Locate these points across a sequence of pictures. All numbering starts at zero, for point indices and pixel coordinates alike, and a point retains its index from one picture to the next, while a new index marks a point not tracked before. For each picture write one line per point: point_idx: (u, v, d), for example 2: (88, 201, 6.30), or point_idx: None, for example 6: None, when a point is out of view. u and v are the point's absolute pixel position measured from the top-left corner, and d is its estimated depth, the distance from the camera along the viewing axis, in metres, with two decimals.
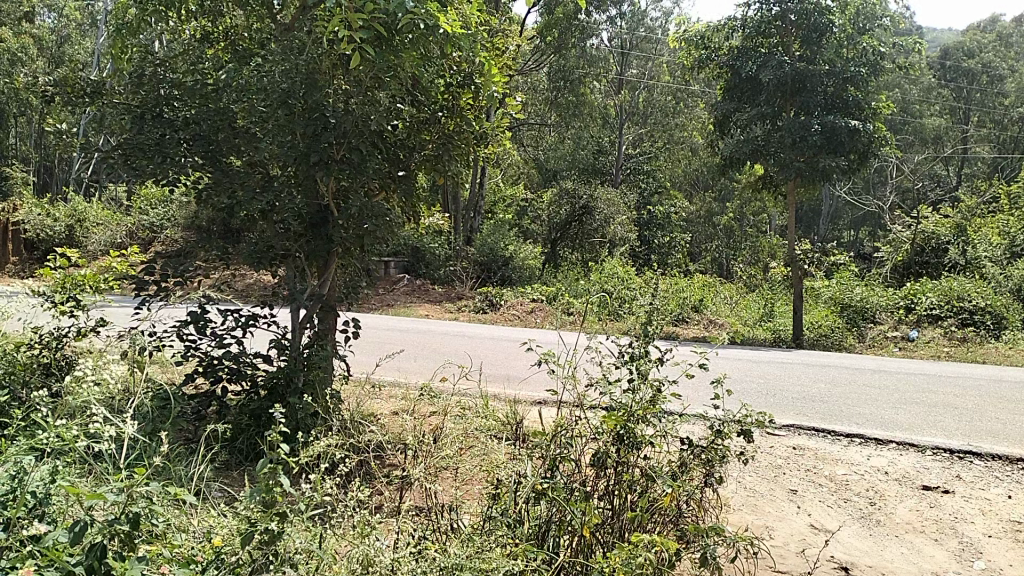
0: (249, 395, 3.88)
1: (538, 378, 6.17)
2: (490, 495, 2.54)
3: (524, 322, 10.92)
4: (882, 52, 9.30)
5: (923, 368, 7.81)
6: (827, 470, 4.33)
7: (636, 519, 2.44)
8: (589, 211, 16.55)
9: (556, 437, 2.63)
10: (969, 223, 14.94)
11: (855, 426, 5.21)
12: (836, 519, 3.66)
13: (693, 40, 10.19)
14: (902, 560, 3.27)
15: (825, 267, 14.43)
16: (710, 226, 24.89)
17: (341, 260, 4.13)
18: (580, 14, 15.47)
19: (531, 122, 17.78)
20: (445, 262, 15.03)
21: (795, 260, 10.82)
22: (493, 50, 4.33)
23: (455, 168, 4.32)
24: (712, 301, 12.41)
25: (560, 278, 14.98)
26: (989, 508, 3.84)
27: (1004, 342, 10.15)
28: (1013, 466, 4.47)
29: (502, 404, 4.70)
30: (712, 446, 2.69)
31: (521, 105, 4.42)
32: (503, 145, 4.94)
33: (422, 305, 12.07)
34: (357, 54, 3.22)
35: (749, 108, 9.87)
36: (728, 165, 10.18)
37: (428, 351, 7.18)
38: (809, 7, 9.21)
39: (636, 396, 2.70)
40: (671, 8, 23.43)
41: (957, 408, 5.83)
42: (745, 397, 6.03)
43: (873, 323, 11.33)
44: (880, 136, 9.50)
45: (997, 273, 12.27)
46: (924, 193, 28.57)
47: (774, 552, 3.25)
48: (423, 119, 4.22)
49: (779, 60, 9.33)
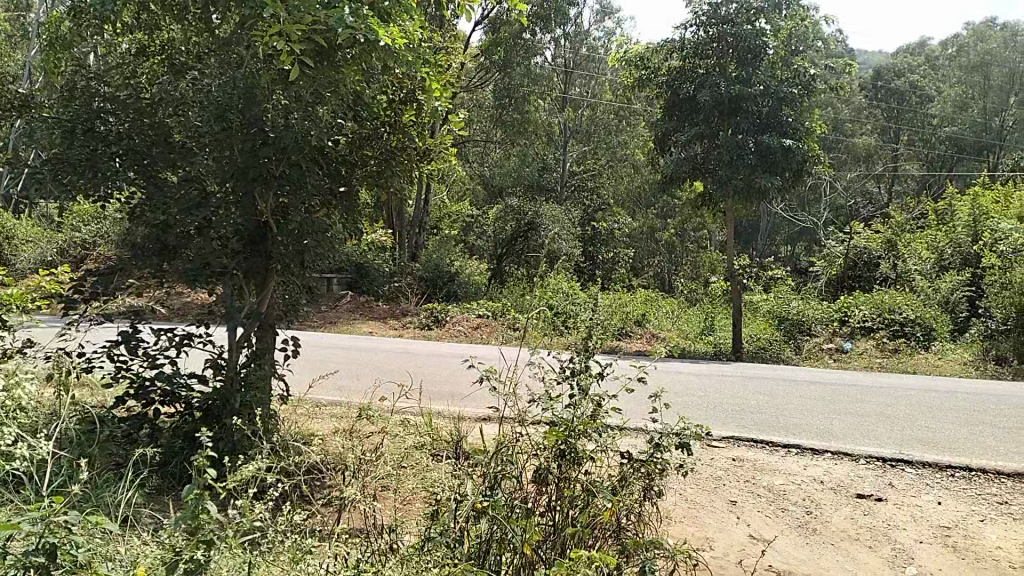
0: (184, 417, 3.79)
1: (480, 395, 6.13)
2: (428, 514, 2.47)
3: (470, 338, 10.91)
4: (814, 73, 9.64)
5: (856, 379, 8.03)
6: (765, 481, 4.41)
7: (577, 533, 2.42)
8: (535, 227, 16.63)
9: (496, 455, 2.61)
10: (901, 237, 15.54)
11: (789, 437, 5.33)
12: (774, 529, 3.73)
13: (632, 60, 10.38)
14: (836, 568, 3.34)
15: (763, 280, 14.80)
16: (652, 242, 25.31)
17: (280, 277, 4.06)
18: (525, 32, 15.68)
19: (476, 139, 17.91)
20: (389, 278, 14.95)
21: (735, 275, 11.07)
22: (436, 66, 4.32)
23: (398, 183, 4.30)
24: (654, 315, 12.61)
25: (505, 293, 15.04)
26: (919, 514, 3.96)
27: (933, 352, 10.57)
28: (942, 473, 4.62)
29: (446, 420, 4.67)
30: (650, 460, 2.75)
31: (464, 122, 4.42)
32: (446, 161, 4.91)
33: (366, 323, 11.96)
34: (295, 68, 3.16)
35: (687, 127, 10.06)
36: (669, 182, 10.37)
37: (368, 370, 7.08)
38: (744, 30, 9.49)
39: (577, 412, 2.71)
40: (613, 27, 23.94)
41: (889, 418, 6.00)
42: (685, 411, 6.10)
43: (808, 335, 11.68)
44: (813, 155, 9.88)
45: (926, 286, 12.77)
46: (856, 210, 29.62)
47: (713, 562, 3.30)
48: (365, 135, 4.19)
49: (715, 81, 9.60)
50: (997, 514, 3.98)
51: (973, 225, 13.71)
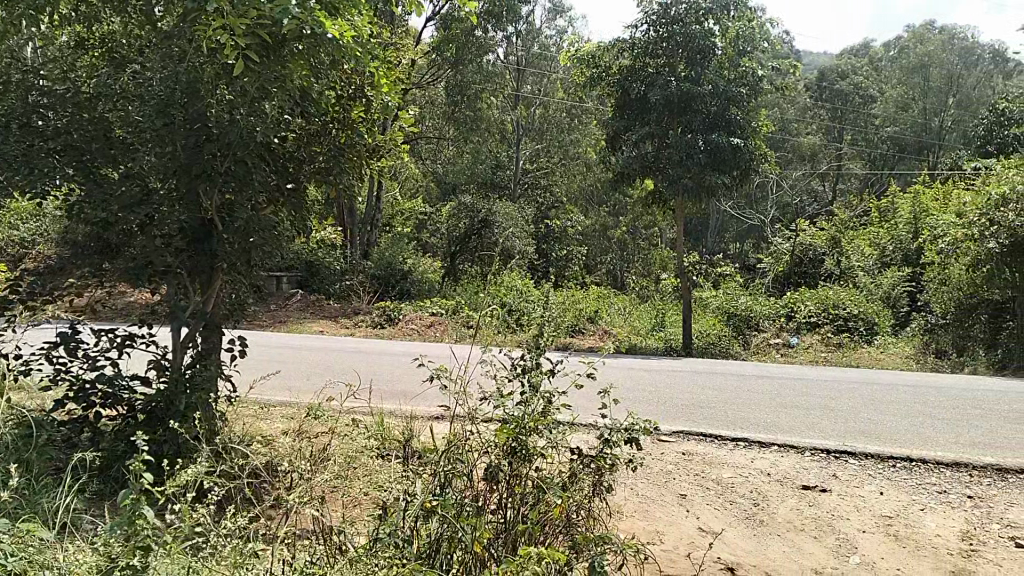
0: (126, 420, 3.70)
1: (430, 394, 6.10)
2: (378, 515, 2.44)
3: (423, 337, 10.85)
4: (761, 74, 9.83)
5: (803, 373, 8.21)
6: (714, 474, 4.49)
7: (529, 528, 2.41)
8: (488, 225, 16.61)
9: (447, 453, 2.59)
10: (844, 234, 15.97)
11: (737, 430, 5.42)
12: (722, 521, 3.79)
13: (584, 59, 10.43)
14: (783, 558, 3.41)
15: (712, 277, 15.04)
16: (605, 240, 25.47)
17: (226, 276, 3.97)
18: (478, 30, 15.65)
19: (428, 136, 17.82)
20: (340, 277, 14.78)
21: (685, 272, 11.21)
22: (386, 62, 4.28)
23: (347, 180, 4.24)
24: (607, 312, 12.71)
25: (458, 290, 15.01)
26: (862, 504, 4.07)
27: (875, 347, 10.88)
28: (884, 463, 4.75)
29: (398, 420, 4.63)
30: (600, 456, 2.78)
31: (414, 118, 4.39)
32: (397, 158, 4.87)
33: (317, 322, 11.80)
34: (240, 62, 3.10)
35: (638, 126, 10.16)
36: (621, 180, 10.47)
37: (317, 370, 6.99)
38: (694, 31, 9.61)
39: (527, 409, 2.72)
40: (565, 26, 24.06)
41: (833, 411, 6.15)
42: (634, 406, 6.17)
43: (756, 331, 11.92)
44: (760, 154, 10.07)
45: (869, 282, 13.13)
46: (802, 208, 30.31)
47: (663, 556, 3.33)
48: (314, 131, 4.12)
49: (665, 80, 9.70)
50: (935, 503, 4.12)
51: (913, 223, 14.13)
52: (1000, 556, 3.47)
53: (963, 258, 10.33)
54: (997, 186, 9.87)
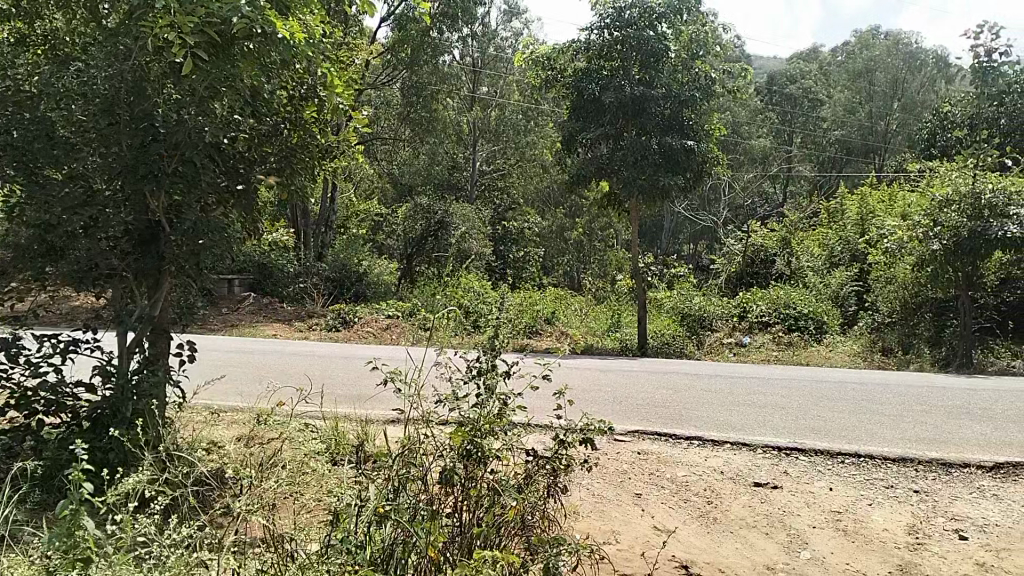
0: (70, 427, 3.60)
1: (383, 397, 6.06)
2: (329, 521, 2.40)
3: (380, 339, 10.77)
4: (713, 77, 9.99)
5: (754, 372, 8.35)
6: (668, 472, 4.54)
7: (484, 531, 2.41)
8: (444, 226, 16.58)
9: (401, 457, 2.56)
10: (794, 235, 16.32)
11: (690, 429, 5.49)
12: (677, 519, 3.83)
13: (539, 60, 10.46)
14: (736, 555, 3.46)
15: (666, 278, 15.22)
16: (562, 242, 25.57)
17: (174, 279, 3.88)
18: (433, 30, 15.59)
19: (383, 137, 17.70)
20: (294, 279, 14.58)
21: (640, 273, 11.31)
22: (338, 62, 4.22)
23: (299, 182, 4.18)
24: (564, 313, 12.77)
25: (414, 292, 14.93)
26: (813, 500, 4.14)
27: (825, 345, 11.13)
28: (833, 459, 4.86)
29: (352, 424, 4.58)
30: (556, 456, 2.79)
31: (368, 119, 4.35)
32: (350, 159, 4.81)
33: (270, 325, 11.64)
34: (187, 60, 3.02)
35: (593, 128, 10.23)
36: (576, 182, 10.55)
37: (268, 374, 6.88)
38: (647, 34, 9.67)
39: (483, 411, 2.71)
40: (520, 27, 24.12)
41: (784, 408, 6.28)
42: (588, 407, 6.20)
43: (710, 330, 12.10)
44: (712, 156, 10.23)
45: (818, 282, 13.43)
46: (754, 209, 30.83)
47: (618, 555, 3.36)
48: (264, 132, 4.04)
49: (619, 83, 9.77)
50: (883, 497, 4.22)
51: (861, 224, 14.49)
52: (944, 548, 3.57)
53: (908, 258, 10.62)
54: (940, 188, 10.16)
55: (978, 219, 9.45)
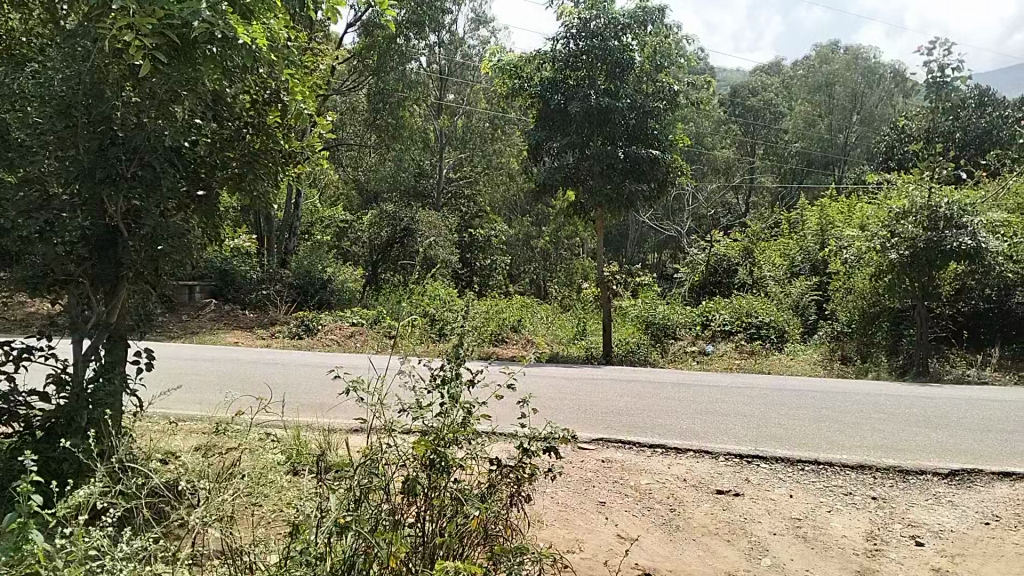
0: (22, 437, 3.51)
1: (346, 406, 5.99)
2: (288, 533, 2.36)
3: (344, 347, 10.67)
4: (677, 88, 10.10)
5: (717, 380, 8.44)
6: (632, 480, 4.56)
7: (447, 541, 2.38)
8: (410, 233, 16.52)
9: (362, 467, 2.52)
10: (756, 245, 16.57)
11: (654, 437, 5.52)
12: (640, 527, 3.85)
13: (506, 68, 10.48)
14: (698, 562, 3.49)
15: (631, 287, 15.35)
16: (529, 250, 25.62)
17: (132, 285, 3.79)
18: (400, 37, 15.55)
19: (349, 142, 17.59)
20: (257, 285, 14.40)
21: (606, 281, 11.37)
22: (302, 67, 4.18)
23: (262, 188, 4.12)
24: (530, 321, 12.80)
25: (379, 299, 14.84)
26: (773, 507, 4.19)
27: (786, 353, 11.32)
28: (794, 467, 4.91)
29: (314, 434, 4.53)
30: (519, 466, 2.80)
31: (332, 125, 4.31)
32: (313, 165, 4.76)
33: (232, 332, 11.47)
34: (145, 62, 2.96)
35: (559, 137, 10.28)
36: (543, 191, 10.59)
37: (228, 383, 6.78)
38: (611, 45, 9.76)
39: (447, 419, 2.69)
40: (487, 36, 24.18)
41: (746, 416, 6.35)
42: (553, 415, 6.21)
43: (674, 338, 12.22)
44: (677, 166, 10.34)
45: (779, 291, 13.65)
46: (717, 219, 31.23)
47: (581, 563, 3.37)
48: (227, 136, 3.96)
49: (585, 93, 9.83)
50: (842, 504, 4.28)
51: (821, 234, 14.73)
52: (901, 554, 3.63)
53: (866, 268, 10.84)
54: (898, 200, 10.38)
55: (933, 230, 9.68)
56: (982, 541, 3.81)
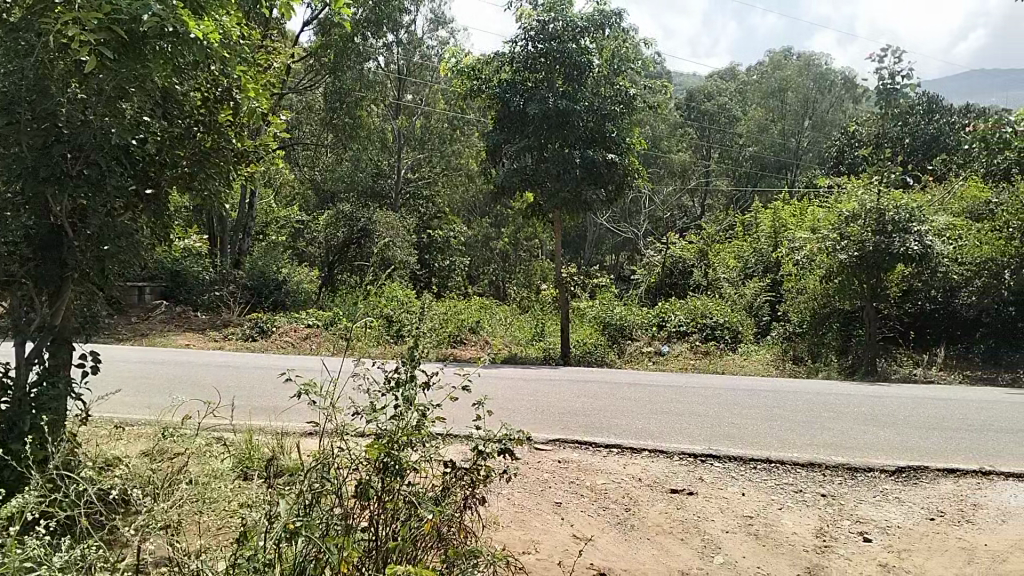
0: None
1: (299, 409, 5.92)
2: (236, 540, 2.31)
3: (299, 349, 10.52)
4: (633, 92, 10.20)
5: (671, 380, 8.53)
6: (588, 481, 4.58)
7: (400, 545, 2.36)
8: (367, 234, 16.40)
9: (313, 471, 2.49)
10: (711, 247, 16.83)
11: (610, 437, 5.55)
12: (595, 528, 3.87)
13: (464, 70, 10.42)
14: (652, 561, 3.52)
15: (589, 288, 15.45)
16: (487, 251, 25.61)
17: (78, 287, 3.68)
18: (358, 36, 15.43)
19: (305, 141, 17.38)
20: (210, 286, 14.14)
21: (564, 283, 11.42)
22: (255, 65, 4.10)
23: (214, 187, 4.02)
24: (488, 322, 12.78)
25: (336, 300, 14.69)
26: (726, 505, 4.25)
27: (739, 353, 11.52)
28: (746, 466, 4.99)
29: (266, 438, 4.47)
30: (473, 468, 2.80)
31: (286, 124, 4.24)
32: (267, 164, 4.67)
33: (183, 334, 11.23)
34: (91, 58, 2.88)
35: (517, 139, 10.28)
36: (501, 192, 10.59)
37: (177, 386, 6.63)
38: (569, 48, 9.83)
39: (400, 422, 2.66)
40: (446, 37, 24.15)
41: (700, 416, 6.42)
42: (508, 416, 6.21)
43: (631, 339, 12.34)
44: (634, 170, 10.44)
45: (733, 293, 13.84)
46: (674, 222, 31.61)
47: (537, 565, 3.38)
48: (176, 134, 3.87)
49: (543, 96, 9.84)
50: (793, 502, 4.36)
51: (773, 237, 15.00)
52: (849, 550, 3.72)
53: (817, 270, 11.07)
54: (848, 204, 10.61)
55: (881, 233, 9.93)
56: (927, 537, 3.91)
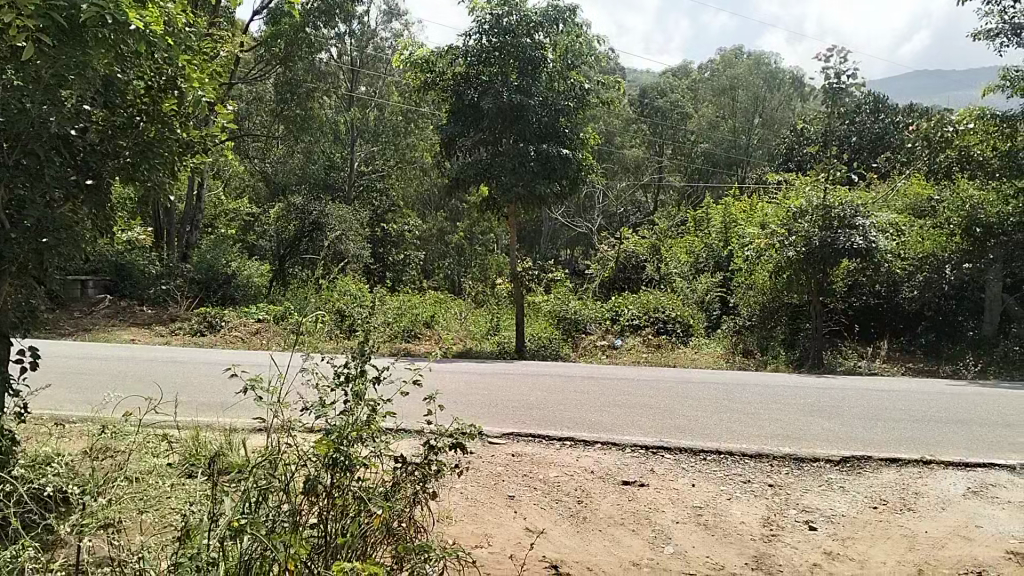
0: None
1: (246, 405, 5.82)
2: (177, 539, 2.25)
3: (248, 344, 10.33)
4: (588, 87, 10.25)
5: (623, 373, 8.61)
6: (541, 474, 4.60)
7: (349, 542, 2.33)
8: (319, 227, 16.19)
9: (260, 468, 2.44)
10: (663, 242, 17.03)
11: (563, 430, 5.58)
12: (548, 520, 3.89)
13: (417, 63, 10.31)
14: (604, 552, 3.56)
15: (545, 283, 15.51)
16: (442, 245, 25.48)
17: (14, 280, 3.55)
18: (309, 26, 15.19)
19: (255, 133, 17.08)
20: (156, 280, 13.81)
21: (519, 277, 11.43)
22: (201, 53, 3.96)
23: (158, 179, 3.86)
24: (443, 317, 12.73)
25: (288, 294, 14.48)
26: (676, 496, 4.31)
27: (690, 347, 11.69)
28: (696, 457, 5.06)
29: (213, 434, 4.39)
30: (424, 463, 2.77)
31: (233, 114, 4.11)
32: (213, 155, 4.54)
33: (128, 329, 10.95)
34: (28, 44, 2.73)
35: (473, 133, 10.24)
36: (455, 185, 10.53)
37: (119, 382, 6.47)
38: (524, 42, 9.84)
39: (350, 417, 2.62)
40: (400, 28, 23.94)
41: (652, 408, 6.49)
42: (461, 410, 6.20)
43: (585, 333, 12.44)
44: (588, 165, 10.50)
45: (685, 286, 13.97)
46: (628, 217, 31.89)
47: (489, 559, 3.39)
48: (118, 124, 3.73)
49: (497, 90, 9.81)
50: (741, 492, 4.43)
51: (724, 232, 15.24)
52: (795, 538, 3.80)
53: (765, 265, 11.28)
54: (795, 200, 10.83)
55: (828, 229, 10.16)
56: (870, 524, 4.02)
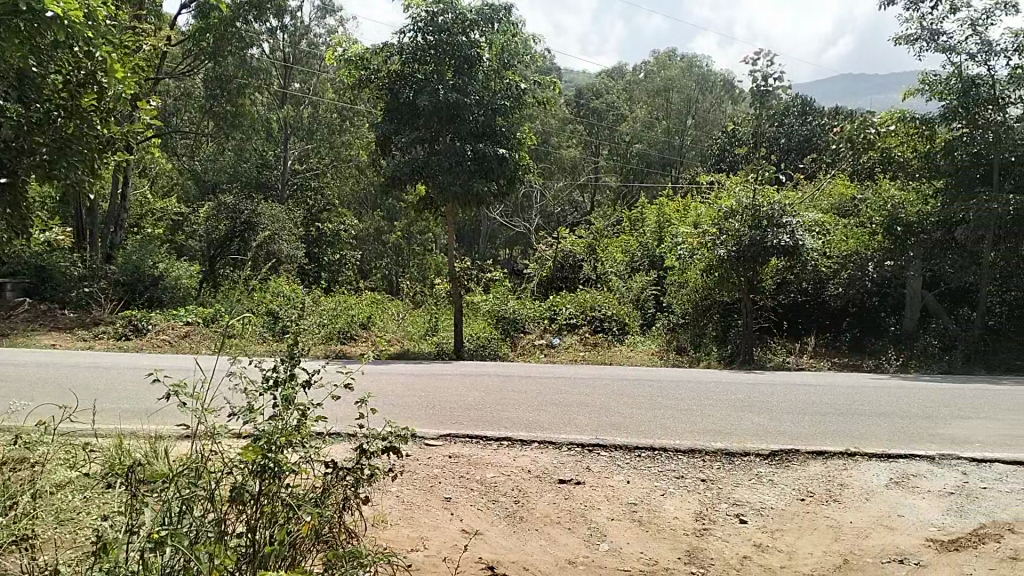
0: None
1: (171, 411, 5.62)
2: (93, 552, 2.16)
3: (176, 348, 10.01)
4: (524, 87, 10.25)
5: (559, 372, 8.65)
6: (478, 474, 4.58)
7: (276, 550, 2.28)
8: (251, 227, 15.81)
9: (184, 476, 2.37)
10: (599, 241, 17.18)
11: (501, 430, 5.58)
12: (485, 521, 3.88)
13: (352, 59, 10.15)
14: (540, 552, 3.57)
15: (483, 283, 15.48)
16: (380, 245, 25.16)
17: None
18: (239, 21, 14.81)
19: (183, 129, 16.58)
20: (78, 282, 13.27)
21: (456, 276, 11.37)
22: (122, 45, 3.77)
23: (76, 178, 3.66)
24: (380, 318, 12.59)
25: (218, 296, 14.10)
26: (612, 493, 4.35)
27: (626, 345, 11.84)
28: (631, 454, 5.12)
29: (137, 442, 4.23)
30: (356, 467, 2.73)
31: (157, 111, 3.93)
32: (135, 153, 4.34)
33: (46, 334, 10.47)
34: None
35: (408, 132, 10.14)
36: (390, 184, 10.38)
37: (33, 390, 6.18)
38: (459, 41, 9.82)
39: (278, 422, 2.57)
40: (334, 24, 23.58)
41: (588, 406, 6.54)
42: (396, 413, 6.13)
43: (523, 333, 12.48)
44: (524, 165, 10.52)
45: (621, 285, 14.17)
46: (565, 216, 32.10)
47: (424, 562, 3.36)
48: (34, 120, 3.52)
49: (433, 88, 9.72)
50: (674, 488, 4.50)
51: (658, 231, 15.48)
52: (727, 532, 3.88)
53: (698, 263, 11.51)
54: (726, 200, 11.06)
55: (757, 228, 10.42)
56: (799, 516, 4.14)
